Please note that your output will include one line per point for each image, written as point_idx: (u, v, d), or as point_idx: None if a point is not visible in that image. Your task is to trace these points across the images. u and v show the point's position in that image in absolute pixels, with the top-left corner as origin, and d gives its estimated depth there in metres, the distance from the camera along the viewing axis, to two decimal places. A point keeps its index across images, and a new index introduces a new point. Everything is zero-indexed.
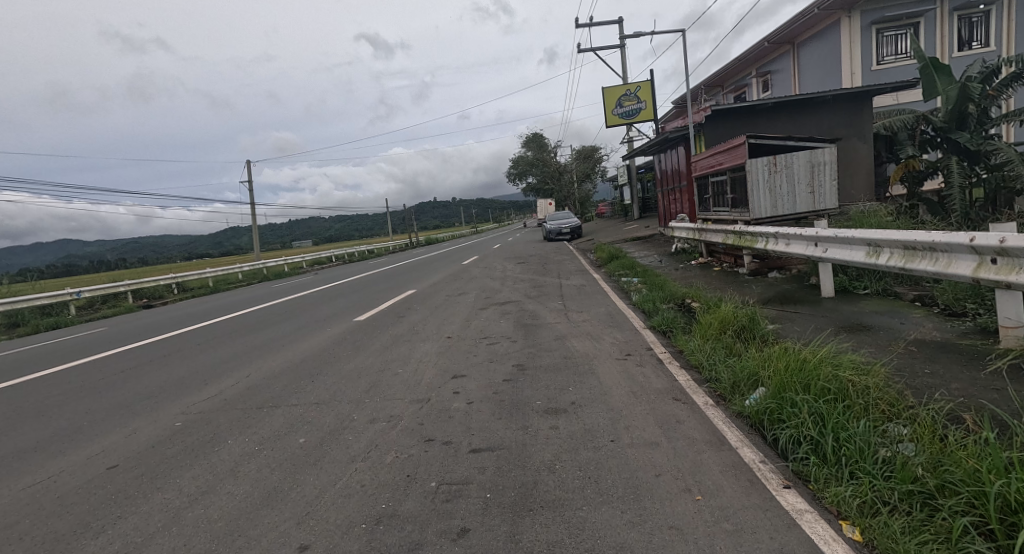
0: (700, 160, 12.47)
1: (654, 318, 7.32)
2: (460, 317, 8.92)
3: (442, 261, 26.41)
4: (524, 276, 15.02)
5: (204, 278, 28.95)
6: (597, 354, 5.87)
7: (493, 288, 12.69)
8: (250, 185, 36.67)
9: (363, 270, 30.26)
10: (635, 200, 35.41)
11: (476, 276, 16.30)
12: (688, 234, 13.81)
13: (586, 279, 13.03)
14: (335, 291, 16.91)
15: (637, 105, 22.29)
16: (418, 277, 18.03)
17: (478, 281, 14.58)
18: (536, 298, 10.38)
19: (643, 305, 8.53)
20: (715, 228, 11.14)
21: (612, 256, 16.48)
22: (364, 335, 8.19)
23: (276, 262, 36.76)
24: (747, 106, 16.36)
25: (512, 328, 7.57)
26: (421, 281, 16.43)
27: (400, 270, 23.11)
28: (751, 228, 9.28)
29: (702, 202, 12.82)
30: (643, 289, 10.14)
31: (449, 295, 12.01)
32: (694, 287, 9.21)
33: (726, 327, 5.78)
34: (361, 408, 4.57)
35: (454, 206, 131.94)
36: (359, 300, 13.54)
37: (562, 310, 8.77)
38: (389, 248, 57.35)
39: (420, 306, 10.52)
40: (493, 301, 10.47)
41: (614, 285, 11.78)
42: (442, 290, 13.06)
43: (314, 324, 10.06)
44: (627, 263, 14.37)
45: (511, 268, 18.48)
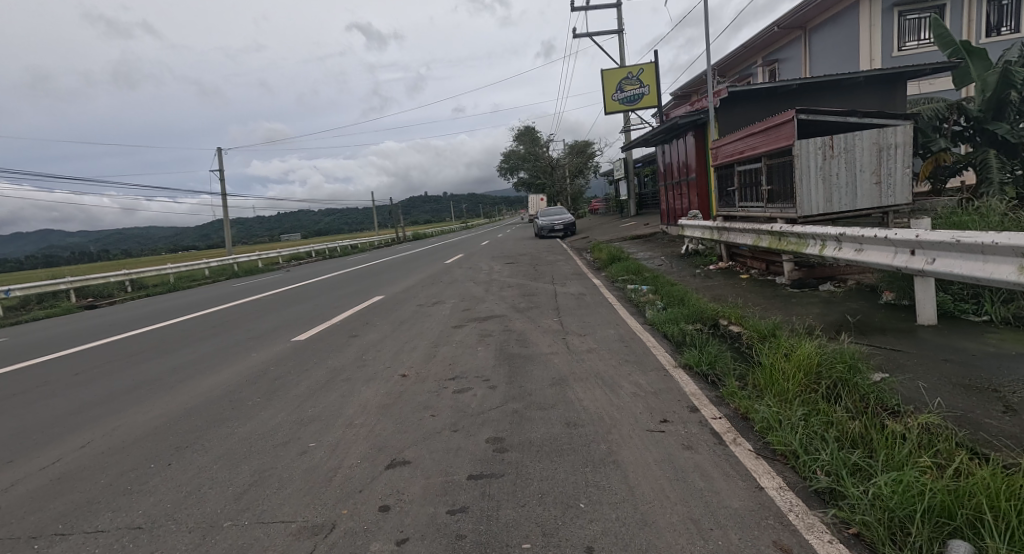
0: (723, 146, 10.53)
1: (687, 353, 5.37)
2: (427, 340, 6.93)
3: (424, 259, 24.42)
4: (513, 280, 13.04)
5: (166, 275, 26.82)
6: (617, 419, 3.88)
7: (476, 295, 10.71)
8: (221, 176, 34.55)
9: (338, 267, 28.17)
10: (632, 196, 33.55)
11: (458, 278, 14.32)
12: (705, 234, 11.87)
13: (587, 287, 11.08)
14: (297, 292, 14.89)
15: (640, 90, 20.35)
16: (394, 279, 16.03)
17: (460, 286, 12.59)
18: (526, 312, 8.41)
19: (665, 330, 6.60)
20: (746, 228, 9.20)
21: (613, 257, 14.54)
22: (297, 363, 6.17)
23: (249, 259, 34.63)
24: (768, 89, 14.45)
25: (492, 362, 5.57)
26: (394, 283, 14.42)
27: (375, 269, 21.06)
28: (799, 228, 7.34)
29: (725, 196, 10.88)
30: (660, 303, 8.24)
31: (422, 304, 10.03)
32: (728, 301, 7.29)
33: (812, 378, 3.81)
34: (204, 548, 2.53)
35: (444, 201, 129.77)
36: (317, 306, 11.52)
37: (559, 332, 6.80)
38: (374, 243, 55.21)
39: (382, 320, 8.54)
40: (473, 315, 8.48)
41: (622, 295, 9.84)
42: (416, 297, 11.08)
43: (249, 340, 8.07)
44: (634, 267, 12.43)
45: (498, 269, 16.49)
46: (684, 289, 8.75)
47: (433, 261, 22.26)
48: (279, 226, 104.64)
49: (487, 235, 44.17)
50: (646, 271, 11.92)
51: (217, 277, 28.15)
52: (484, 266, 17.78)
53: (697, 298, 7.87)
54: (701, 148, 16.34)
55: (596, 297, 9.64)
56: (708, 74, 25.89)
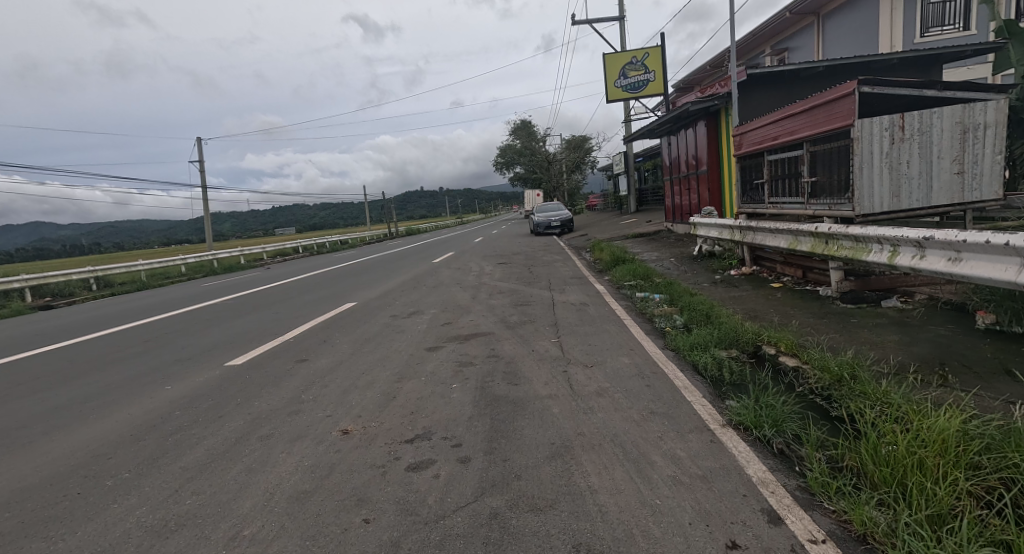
0: (749, 132, 9.01)
1: (732, 402, 3.91)
2: (392, 368, 5.47)
3: (413, 258, 22.98)
4: (506, 284, 11.63)
5: (137, 273, 25.46)
6: (652, 541, 2.42)
7: (461, 304, 9.29)
8: (201, 169, 33.15)
9: (321, 265, 26.79)
10: (632, 192, 32.17)
11: (445, 281, 12.89)
12: (724, 234, 10.44)
13: (591, 294, 9.66)
14: (265, 294, 13.46)
15: (644, 76, 18.92)
16: (375, 280, 14.66)
17: (445, 291, 11.18)
18: (518, 329, 6.98)
19: (695, 362, 5.15)
20: (781, 228, 7.77)
21: (617, 259, 13.13)
22: (216, 402, 4.73)
23: (230, 255, 33.25)
24: (790, 72, 12.99)
25: (469, 411, 4.11)
26: (371, 286, 12.99)
27: (358, 269, 19.65)
28: (857, 229, 5.93)
29: (749, 191, 9.44)
30: (682, 319, 6.81)
31: (398, 315, 8.62)
32: (770, 320, 5.87)
33: (972, 477, 2.38)
34: None
35: (439, 197, 128.29)
36: (279, 312, 10.08)
37: (559, 361, 5.36)
38: (366, 239, 53.83)
39: (346, 336, 7.12)
40: (454, 332, 7.06)
41: (631, 306, 8.42)
42: (393, 305, 9.65)
43: (180, 359, 6.63)
44: (643, 271, 11.03)
45: (489, 270, 15.09)
46: (709, 302, 7.33)
47: (421, 260, 20.85)
48: (270, 221, 102.99)
49: (481, 232, 42.75)
50: (656, 276, 10.49)
51: (193, 274, 26.76)
52: (475, 266, 16.34)
53: (729, 314, 6.45)
54: (714, 139, 14.93)
55: (601, 309, 8.22)
56: (715, 63, 24.43)
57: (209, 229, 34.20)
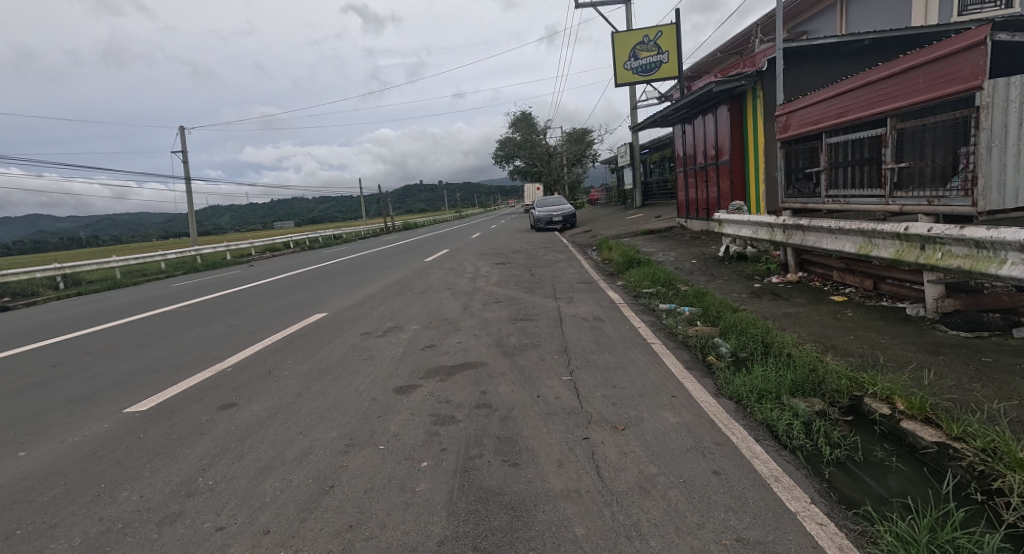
0: (798, 110, 7.45)
1: (879, 528, 2.34)
2: (343, 425, 3.94)
3: (405, 255, 21.43)
4: (504, 289, 10.10)
5: (112, 269, 23.88)
6: None
7: (449, 317, 7.77)
8: (185, 160, 31.54)
9: (307, 262, 25.29)
10: (637, 186, 30.65)
11: (436, 285, 11.38)
12: (761, 234, 8.88)
13: (605, 304, 8.13)
14: (232, 297, 11.91)
15: (657, 57, 17.33)
16: (358, 282, 13.16)
17: (433, 298, 9.66)
18: (517, 358, 5.44)
19: (771, 425, 3.58)
20: (849, 228, 6.22)
21: (631, 261, 11.59)
22: (71, 486, 3.20)
23: (215, 250, 31.67)
24: (828, 46, 11.36)
25: (441, 529, 2.57)
26: (351, 291, 11.44)
27: (344, 268, 18.09)
28: (977, 230, 4.42)
29: (795, 181, 7.86)
30: (729, 349, 5.26)
31: (372, 332, 7.09)
32: (858, 356, 4.33)
33: None
34: None
35: (438, 190, 126.67)
36: (236, 324, 8.55)
37: (575, 418, 3.82)
38: (361, 233, 52.31)
39: (298, 365, 5.61)
40: (437, 360, 5.53)
41: (657, 323, 6.89)
42: (371, 317, 8.13)
43: (77, 395, 5.10)
44: (665, 276, 9.48)
45: (485, 271, 13.55)
46: (760, 322, 5.79)
47: (413, 258, 19.23)
48: (266, 214, 101.36)
49: (479, 227, 41.34)
50: (680, 283, 8.95)
51: (172, 271, 25.30)
52: (470, 266, 14.79)
53: (795, 343, 4.91)
54: (738, 124, 13.41)
55: (619, 327, 6.68)
56: (726, 48, 22.69)
57: (193, 223, 32.66)
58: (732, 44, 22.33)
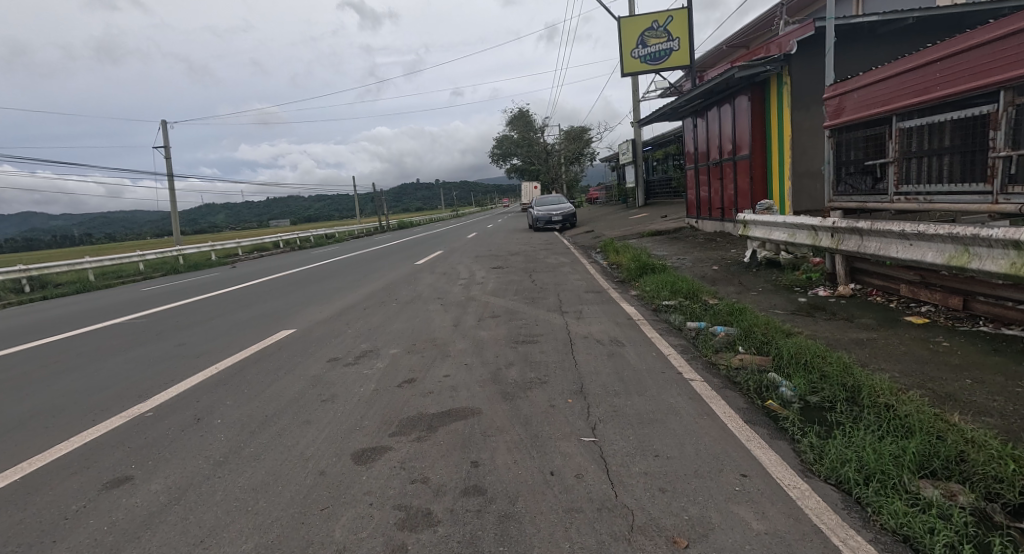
0: (857, 90, 6.21)
1: None
2: (268, 527, 2.68)
3: (395, 257, 20.16)
4: (501, 299, 8.87)
5: (84, 270, 22.56)
6: None
7: (438, 337, 6.53)
8: (167, 157, 30.24)
9: (294, 263, 24.02)
10: (639, 184, 29.46)
11: (424, 293, 10.14)
12: (800, 238, 7.67)
13: (621, 321, 6.92)
14: (197, 306, 10.65)
15: (666, 44, 16.15)
16: (341, 288, 11.92)
17: (419, 312, 8.42)
18: (521, 402, 4.22)
19: (917, 543, 2.33)
20: (935, 233, 5.01)
21: (644, 267, 10.36)
22: None
23: (199, 250, 30.39)
24: (864, 27, 10.17)
25: None
26: (330, 299, 10.19)
27: (329, 271, 16.83)
28: None
29: (848, 176, 6.64)
30: (796, 393, 4.03)
31: (342, 357, 5.86)
32: (997, 420, 3.11)
33: None
34: None
35: (434, 189, 125.44)
36: (187, 340, 7.28)
37: (609, 522, 2.57)
38: (354, 232, 51.04)
39: (238, 410, 4.34)
40: (416, 405, 4.28)
41: (689, 348, 5.67)
42: (345, 336, 6.90)
43: None
44: (687, 286, 8.27)
45: (481, 276, 12.30)
46: (827, 352, 4.57)
47: (404, 261, 17.96)
48: (259, 212, 99.88)
49: (474, 226, 40.10)
50: (708, 295, 7.75)
51: (149, 273, 24.02)
52: (464, 270, 13.55)
53: (893, 390, 3.66)
54: (759, 115, 12.28)
55: (644, 353, 5.45)
56: (731, 43, 21.39)
57: (176, 221, 31.38)
58: (739, 38, 21.05)
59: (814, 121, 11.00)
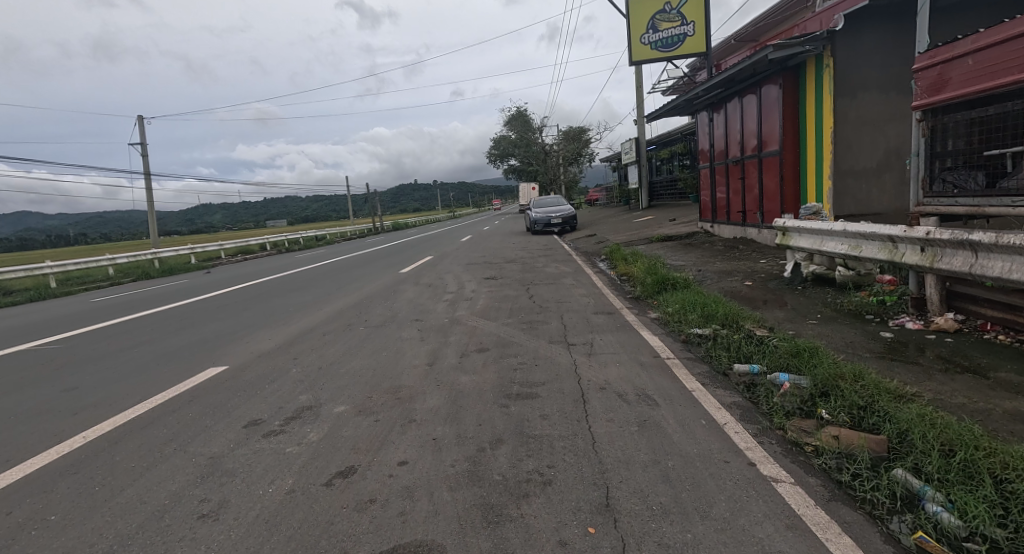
0: (972, 54, 4.56)
1: None
2: None
3: (382, 263, 18.53)
4: (493, 324, 7.26)
5: (45, 275, 20.92)
6: None
7: (405, 385, 4.92)
8: (143, 154, 28.63)
9: (274, 268, 22.40)
10: (643, 185, 27.94)
11: (402, 313, 8.53)
12: (869, 251, 6.09)
13: (646, 363, 5.32)
14: (133, 325, 8.99)
15: (680, 29, 14.61)
16: (308, 304, 10.29)
17: (391, 341, 6.80)
18: (512, 534, 2.60)
19: None
20: None
21: (663, 283, 8.79)
22: None
23: (177, 253, 28.75)
24: None
25: None
26: (290, 320, 8.56)
27: (306, 279, 15.20)
28: None
29: (949, 171, 5.04)
30: (976, 527, 2.42)
31: (267, 419, 4.24)
32: None
33: None
34: None
35: (431, 190, 123.89)
36: (84, 381, 5.63)
37: None
38: (347, 234, 49.40)
39: (58, 538, 2.71)
40: (343, 534, 2.66)
41: (748, 409, 4.07)
42: (285, 380, 5.27)
43: None
44: (724, 310, 6.71)
45: (471, 289, 10.70)
46: (989, 440, 2.96)
47: (390, 267, 16.36)
48: (252, 212, 98.18)
49: (470, 228, 38.50)
50: (752, 322, 6.19)
51: (118, 279, 22.39)
52: (453, 281, 11.94)
53: None
54: (791, 105, 10.71)
55: (688, 422, 3.84)
56: (739, 35, 19.90)
57: (154, 223, 29.76)
58: (745, 29, 19.26)
59: (860, 111, 9.43)
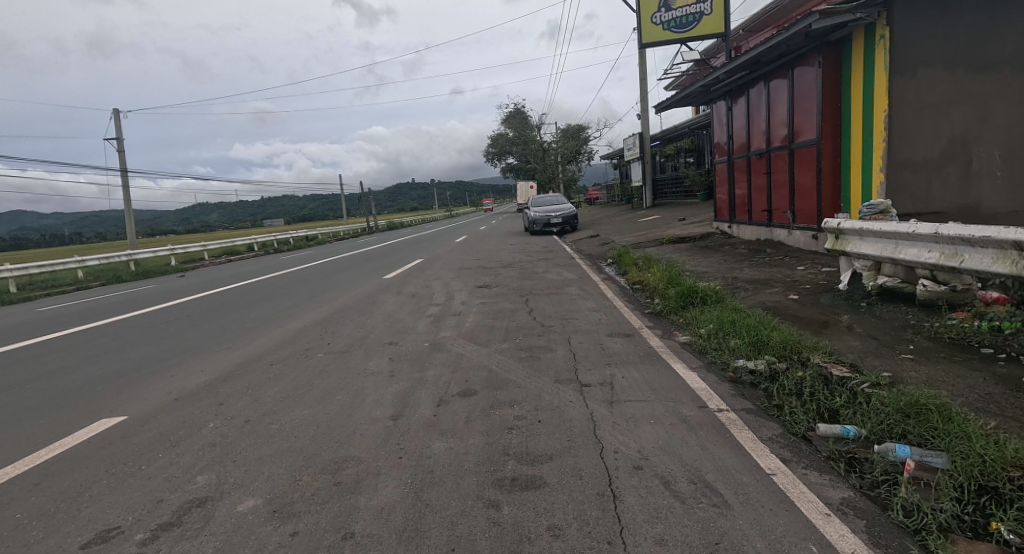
0: None
1: None
2: None
3: (368, 266, 17.04)
4: (483, 352, 5.81)
5: (5, 278, 19.40)
6: None
7: (354, 458, 3.46)
8: (120, 150, 27.13)
9: (255, 271, 20.93)
10: (647, 182, 26.50)
11: (375, 333, 7.05)
12: (979, 261, 4.62)
13: (691, 420, 3.86)
14: (55, 345, 7.51)
15: (696, 7, 13.18)
16: (271, 318, 8.82)
17: (353, 375, 5.34)
18: None
19: None
20: None
21: (690, 297, 7.37)
22: None
23: (156, 254, 27.29)
24: None
25: None
26: (239, 341, 7.07)
27: (280, 284, 13.72)
28: None
29: None
30: None
31: (130, 528, 2.76)
32: None
33: None
34: None
35: (427, 189, 122.39)
36: None
37: None
38: (339, 233, 47.89)
39: None
40: None
41: (875, 520, 2.59)
42: (192, 443, 3.79)
43: None
44: (778, 337, 5.22)
45: (461, 300, 9.23)
46: None
47: (375, 272, 14.89)
48: (245, 212, 96.57)
49: (465, 228, 37.05)
50: (821, 356, 4.69)
51: (86, 283, 20.88)
52: (441, 290, 10.48)
53: None
54: (832, 86, 9.27)
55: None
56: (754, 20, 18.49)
57: (132, 223, 28.25)
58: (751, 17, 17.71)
59: (919, 92, 7.98)
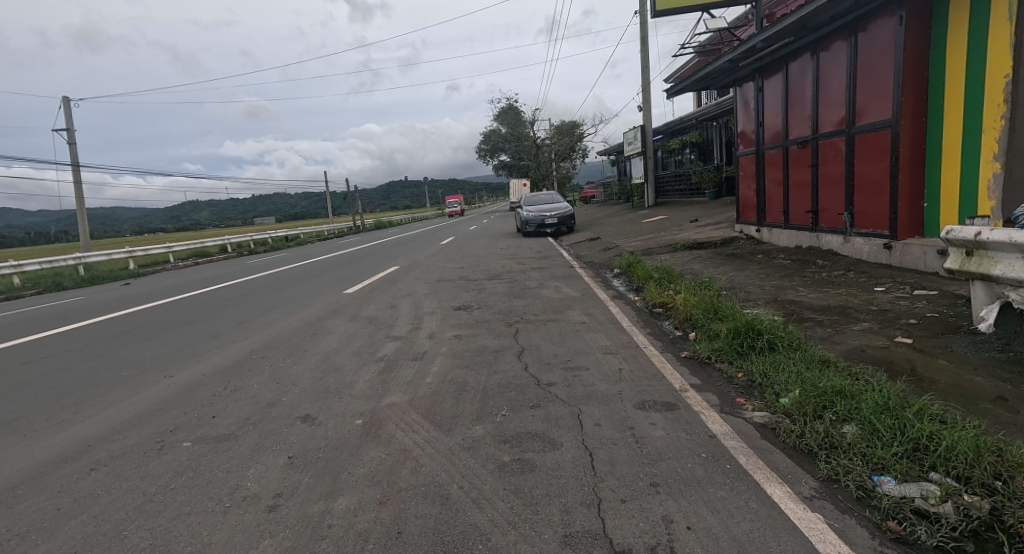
0: None
1: None
2: None
3: (335, 274, 14.73)
4: (440, 449, 3.55)
5: None
6: None
7: None
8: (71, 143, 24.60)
9: (212, 277, 18.53)
10: (649, 179, 24.36)
11: (292, 396, 4.77)
12: None
13: None
14: None
15: None
16: (170, 357, 6.49)
17: (209, 500, 3.07)
18: None
19: None
20: None
21: (751, 339, 5.16)
22: None
23: (111, 257, 24.73)
24: None
25: None
26: (89, 408, 4.76)
27: (222, 299, 11.37)
28: None
29: None
30: None
31: None
32: None
33: None
34: None
35: (418, 187, 119.86)
36: None
37: None
38: (321, 233, 45.41)
39: None
40: None
41: None
42: None
43: None
44: (954, 441, 2.96)
45: (428, 331, 6.96)
46: None
47: (338, 283, 12.57)
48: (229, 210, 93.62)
49: (453, 228, 34.76)
50: None
51: (17, 292, 18.36)
52: (407, 313, 8.21)
53: None
54: (916, 50, 7.06)
55: None
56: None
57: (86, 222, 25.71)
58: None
59: None
